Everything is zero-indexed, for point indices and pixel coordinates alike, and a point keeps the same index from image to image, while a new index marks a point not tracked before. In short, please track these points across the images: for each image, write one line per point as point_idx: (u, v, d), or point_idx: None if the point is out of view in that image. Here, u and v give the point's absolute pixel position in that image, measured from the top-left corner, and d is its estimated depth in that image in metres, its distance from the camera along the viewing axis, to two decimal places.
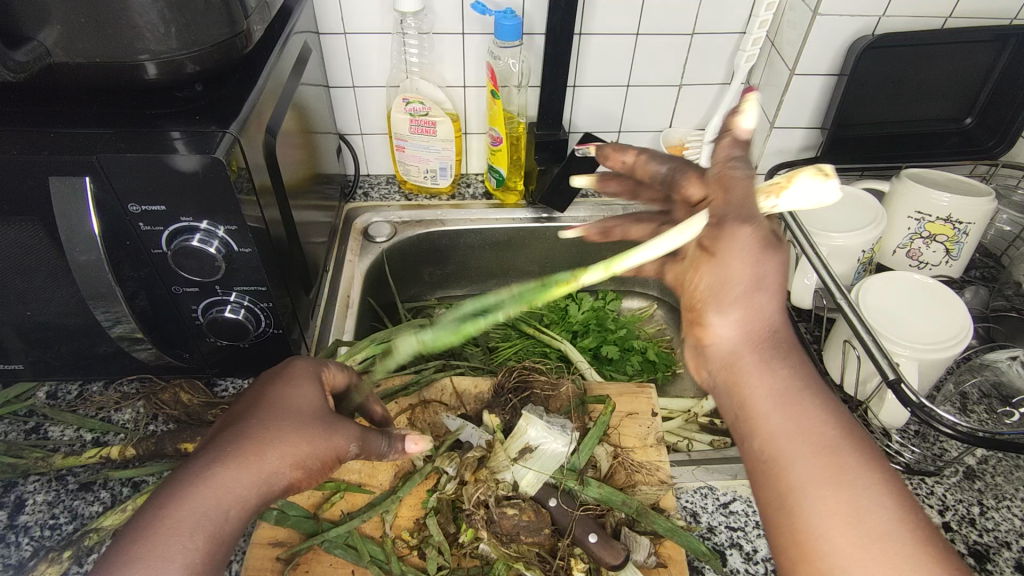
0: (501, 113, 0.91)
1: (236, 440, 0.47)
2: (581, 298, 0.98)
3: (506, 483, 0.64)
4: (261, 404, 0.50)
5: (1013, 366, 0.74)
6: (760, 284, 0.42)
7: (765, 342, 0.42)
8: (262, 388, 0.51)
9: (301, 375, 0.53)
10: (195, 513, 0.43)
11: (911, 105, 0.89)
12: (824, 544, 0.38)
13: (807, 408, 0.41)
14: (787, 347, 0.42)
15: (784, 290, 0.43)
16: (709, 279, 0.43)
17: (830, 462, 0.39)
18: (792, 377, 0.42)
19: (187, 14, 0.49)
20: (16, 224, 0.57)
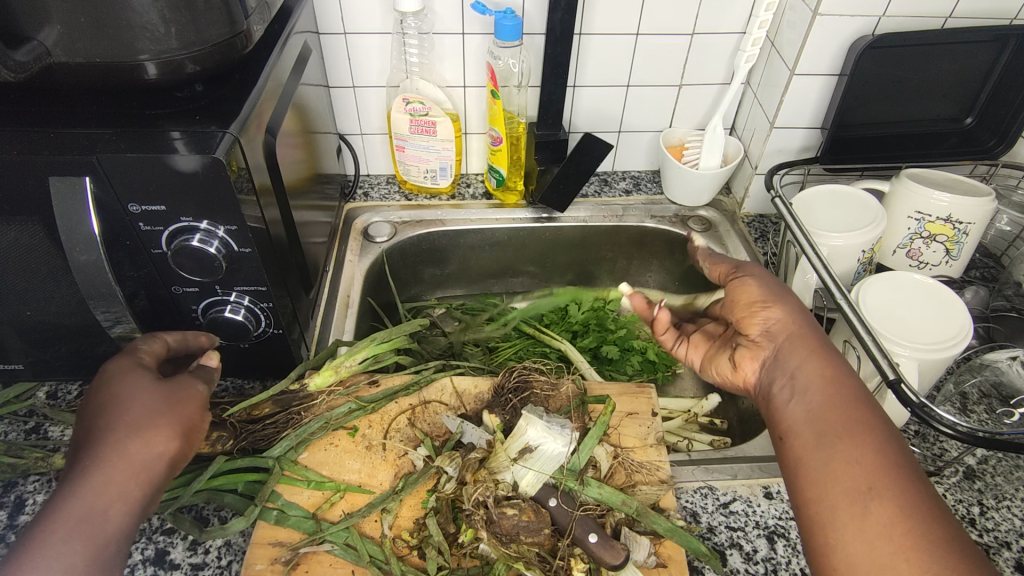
0: (501, 113, 0.91)
1: (98, 445, 0.50)
2: (580, 298, 0.97)
3: (506, 483, 0.64)
4: (107, 403, 0.53)
5: (1013, 366, 0.74)
6: (783, 298, 0.64)
7: (803, 336, 0.61)
8: (98, 394, 0.53)
9: (133, 365, 0.56)
10: (75, 518, 0.47)
11: (911, 105, 0.89)
12: (846, 470, 0.51)
13: (845, 383, 0.57)
14: (824, 345, 0.61)
15: (801, 310, 0.63)
16: (763, 292, 0.65)
17: (860, 418, 0.54)
18: (836, 366, 0.58)
19: (187, 14, 0.49)
20: (15, 224, 0.57)
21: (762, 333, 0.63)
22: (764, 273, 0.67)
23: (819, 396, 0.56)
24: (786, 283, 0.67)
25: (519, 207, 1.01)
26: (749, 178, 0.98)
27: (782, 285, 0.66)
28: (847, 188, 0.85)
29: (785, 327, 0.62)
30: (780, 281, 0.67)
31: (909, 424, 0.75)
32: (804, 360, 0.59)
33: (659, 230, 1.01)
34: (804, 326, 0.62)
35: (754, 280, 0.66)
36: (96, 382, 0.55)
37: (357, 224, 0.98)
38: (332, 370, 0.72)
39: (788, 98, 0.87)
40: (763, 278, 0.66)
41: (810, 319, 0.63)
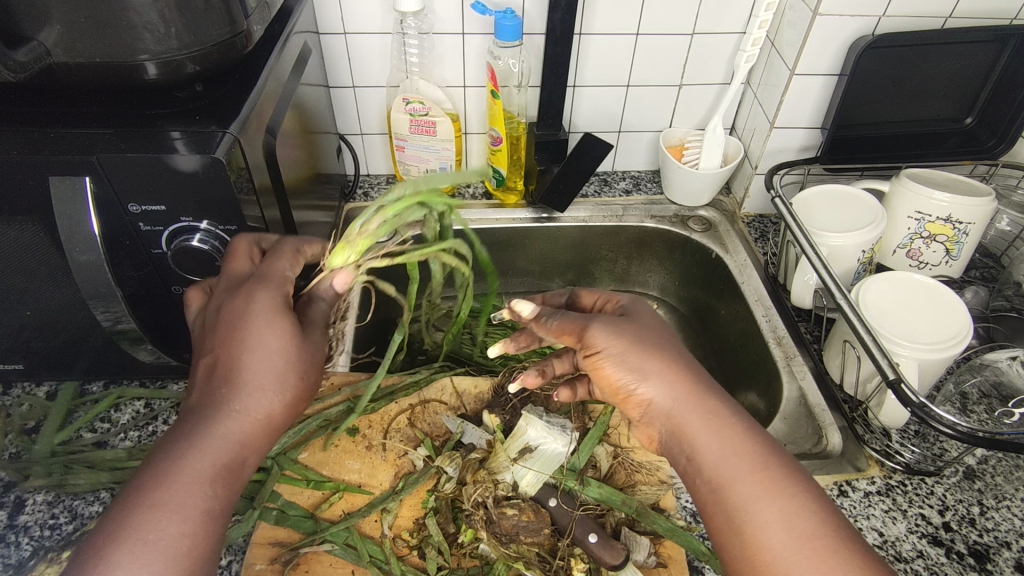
0: (500, 113, 0.91)
1: (237, 394, 0.48)
2: None
3: (506, 484, 0.65)
4: (245, 348, 0.49)
5: (1013, 366, 0.75)
6: (644, 364, 0.54)
7: (688, 394, 0.53)
8: (235, 329, 0.50)
9: (278, 301, 0.52)
10: (209, 472, 0.46)
11: (911, 104, 0.89)
12: (770, 554, 0.46)
13: (743, 440, 0.51)
14: (714, 395, 0.53)
15: (669, 363, 0.54)
16: (624, 367, 0.54)
17: (768, 486, 0.48)
18: (731, 421, 0.52)
19: (186, 14, 0.49)
20: (16, 224, 0.57)
21: (642, 414, 0.55)
22: (619, 332, 0.56)
23: (727, 467, 0.49)
24: (646, 333, 0.56)
25: (519, 207, 1.01)
26: (750, 177, 0.98)
27: (644, 336, 0.56)
28: (847, 188, 0.85)
29: (663, 398, 0.53)
30: (640, 333, 0.56)
31: (908, 424, 0.76)
32: (699, 434, 0.51)
33: (660, 230, 1.01)
34: (683, 388, 0.53)
35: (608, 355, 0.55)
36: (232, 311, 0.51)
37: None
38: (344, 245, 0.60)
39: (788, 97, 0.87)
40: (621, 346, 0.55)
41: (682, 374, 0.54)
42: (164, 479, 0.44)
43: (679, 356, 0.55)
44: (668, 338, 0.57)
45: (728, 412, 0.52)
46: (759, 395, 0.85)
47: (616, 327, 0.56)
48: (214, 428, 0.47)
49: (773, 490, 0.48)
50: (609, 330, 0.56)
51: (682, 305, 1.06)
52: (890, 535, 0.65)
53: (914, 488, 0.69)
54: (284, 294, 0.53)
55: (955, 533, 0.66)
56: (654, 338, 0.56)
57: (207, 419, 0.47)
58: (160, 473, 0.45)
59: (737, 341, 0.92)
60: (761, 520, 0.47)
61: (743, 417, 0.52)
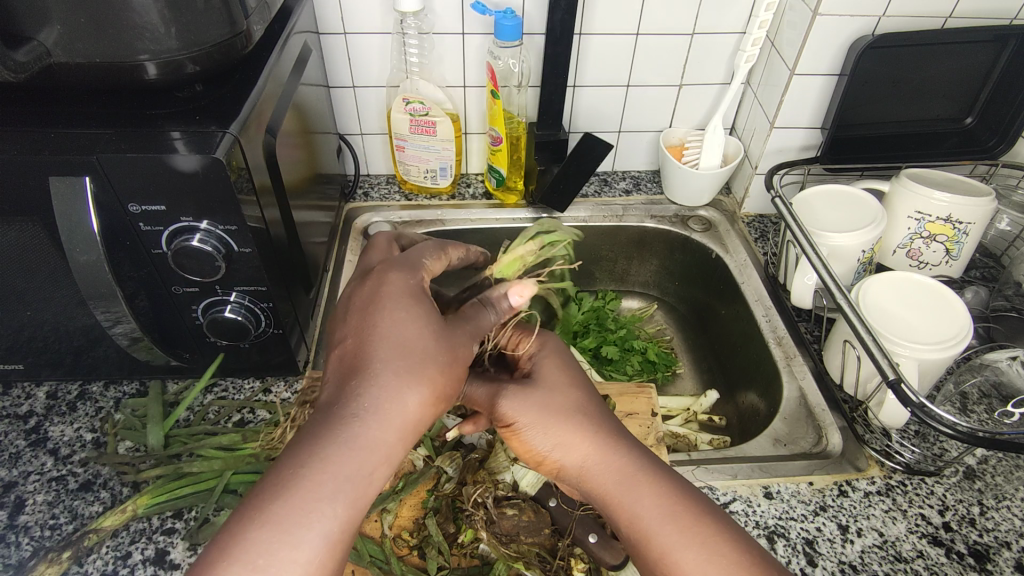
0: (501, 113, 0.91)
1: (370, 380, 0.46)
2: (581, 298, 0.95)
3: (506, 484, 0.65)
4: (377, 334, 0.48)
5: (1013, 366, 0.75)
6: (553, 428, 0.54)
7: (601, 441, 0.53)
8: (368, 315, 0.49)
9: (409, 287, 0.52)
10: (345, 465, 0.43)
11: (911, 104, 0.89)
12: None
13: (657, 482, 0.51)
14: (627, 443, 0.54)
15: (580, 415, 0.54)
16: (538, 438, 0.54)
17: (684, 529, 0.49)
18: (644, 462, 0.52)
19: (186, 14, 0.49)
20: (16, 224, 0.57)
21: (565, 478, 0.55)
22: (528, 404, 0.55)
23: (647, 519, 0.50)
24: (552, 392, 0.56)
25: (519, 207, 1.01)
26: (750, 177, 0.98)
27: (552, 394, 0.56)
28: (848, 188, 0.86)
29: (580, 459, 0.53)
30: (547, 393, 0.56)
31: (908, 424, 0.75)
32: (617, 490, 0.52)
33: (659, 230, 1.01)
34: (595, 445, 0.53)
35: (525, 428, 0.55)
36: (366, 296, 0.51)
37: (357, 223, 0.98)
38: (513, 261, 0.76)
39: (788, 98, 0.87)
40: (529, 418, 0.55)
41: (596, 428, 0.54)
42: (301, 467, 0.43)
43: (590, 409, 0.56)
44: (579, 387, 0.58)
45: (641, 457, 0.53)
46: (759, 395, 0.85)
47: (527, 397, 0.55)
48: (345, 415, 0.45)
49: (691, 532, 0.49)
50: (521, 405, 0.55)
51: (682, 305, 1.06)
52: (890, 535, 0.65)
53: (914, 488, 0.69)
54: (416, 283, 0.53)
55: (955, 533, 0.66)
56: (563, 399, 0.56)
57: (335, 416, 0.45)
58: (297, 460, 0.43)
59: (737, 341, 0.92)
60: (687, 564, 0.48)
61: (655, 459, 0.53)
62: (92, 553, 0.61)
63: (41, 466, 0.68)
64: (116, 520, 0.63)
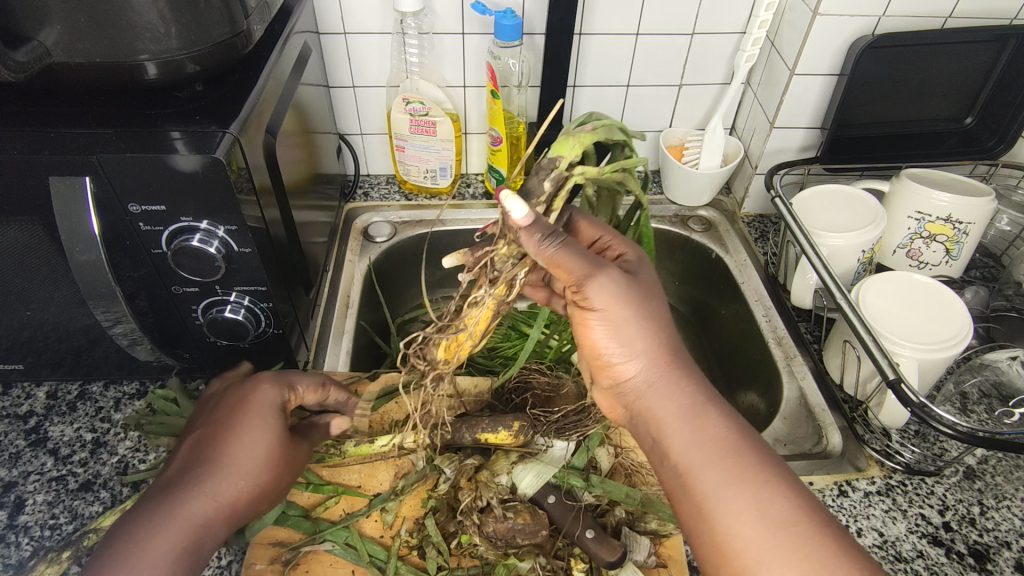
0: (501, 113, 0.91)
1: (215, 472, 0.50)
2: None
3: (503, 486, 0.64)
4: (233, 433, 0.53)
5: (1013, 366, 0.75)
6: (629, 326, 0.53)
7: (668, 361, 0.53)
8: (232, 416, 0.54)
9: (276, 401, 0.56)
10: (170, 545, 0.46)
11: (910, 104, 0.89)
12: (738, 540, 0.46)
13: (710, 418, 0.51)
14: (689, 372, 0.54)
15: (653, 323, 0.54)
16: (608, 336, 0.54)
17: (739, 468, 0.48)
18: (696, 394, 0.52)
19: (187, 14, 0.49)
20: (15, 224, 0.57)
21: (620, 386, 0.55)
22: (619, 289, 0.53)
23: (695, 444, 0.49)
24: (643, 301, 0.54)
25: None
26: (750, 177, 0.98)
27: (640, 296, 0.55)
28: (848, 188, 0.85)
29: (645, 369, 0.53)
30: (633, 299, 0.54)
31: (908, 424, 0.75)
32: (670, 411, 0.52)
33: (660, 230, 1.01)
34: (664, 356, 0.53)
35: (602, 316, 0.54)
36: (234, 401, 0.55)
37: (357, 224, 0.98)
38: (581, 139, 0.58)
39: (788, 97, 0.87)
40: (608, 308, 0.53)
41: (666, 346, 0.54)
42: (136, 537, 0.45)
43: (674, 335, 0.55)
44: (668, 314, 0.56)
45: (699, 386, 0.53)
46: (759, 395, 0.85)
47: (619, 283, 0.53)
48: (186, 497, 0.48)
49: (743, 473, 0.48)
50: (607, 294, 0.53)
51: (682, 304, 1.06)
52: (890, 535, 0.65)
53: (914, 488, 0.69)
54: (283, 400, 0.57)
55: (955, 533, 0.66)
56: (653, 310, 0.54)
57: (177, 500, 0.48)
58: (132, 530, 0.46)
59: (737, 340, 0.92)
60: (728, 498, 0.47)
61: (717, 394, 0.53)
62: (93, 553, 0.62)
63: (41, 466, 0.68)
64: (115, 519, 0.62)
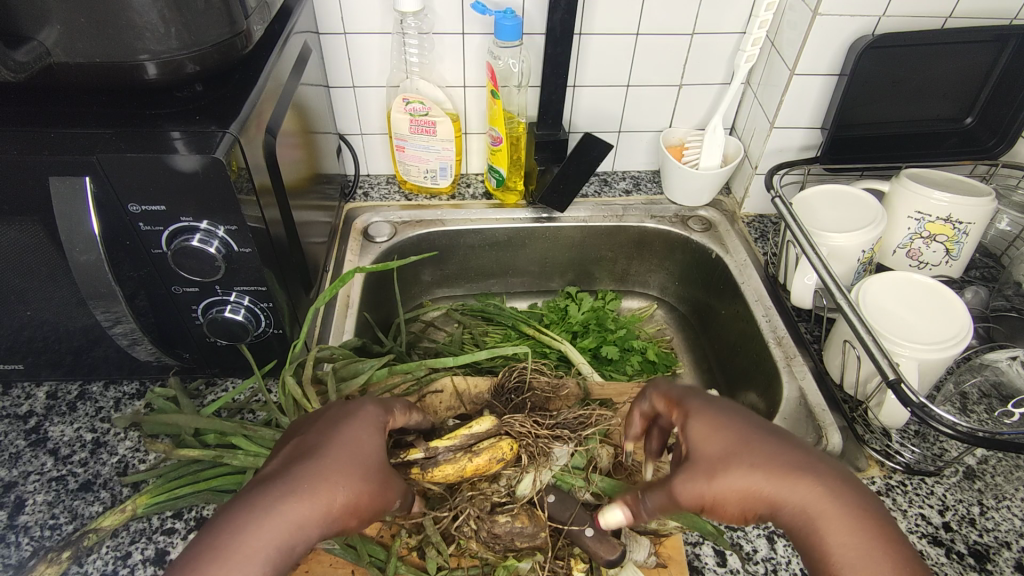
0: (501, 113, 0.91)
1: (341, 471, 0.45)
2: (580, 298, 0.98)
3: (501, 490, 0.64)
4: (344, 438, 0.48)
5: (1013, 366, 0.75)
6: (733, 464, 0.46)
7: (775, 472, 0.46)
8: (333, 425, 0.50)
9: (377, 422, 0.52)
10: (266, 552, 0.40)
11: (910, 105, 0.89)
12: None
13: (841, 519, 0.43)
14: (798, 467, 0.46)
15: (749, 450, 0.47)
16: (719, 480, 0.46)
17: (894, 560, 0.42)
18: (816, 493, 0.44)
19: (186, 14, 0.49)
20: (15, 224, 0.57)
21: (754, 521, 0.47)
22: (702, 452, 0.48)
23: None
24: (720, 459, 0.47)
25: (519, 207, 1.01)
26: (750, 178, 0.98)
27: (719, 436, 0.48)
28: (848, 188, 0.86)
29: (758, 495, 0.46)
30: (714, 467, 0.47)
31: (908, 424, 0.75)
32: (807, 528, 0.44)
33: (659, 230, 1.01)
34: (773, 472, 0.46)
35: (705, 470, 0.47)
36: (335, 412, 0.51)
37: (357, 224, 0.98)
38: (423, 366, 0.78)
39: (788, 97, 0.87)
40: (707, 501, 0.47)
41: (766, 459, 0.46)
42: (214, 552, 0.39)
43: (765, 450, 0.47)
44: (747, 425, 0.49)
45: (825, 485, 0.45)
46: (759, 395, 0.85)
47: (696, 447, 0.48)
48: (290, 496, 0.42)
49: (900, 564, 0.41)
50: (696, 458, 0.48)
51: (682, 305, 1.06)
52: None
53: (914, 488, 0.69)
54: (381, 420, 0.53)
55: (955, 533, 0.66)
56: (742, 435, 0.48)
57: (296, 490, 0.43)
58: (211, 548, 0.39)
59: (737, 341, 0.92)
60: None
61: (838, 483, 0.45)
62: (92, 553, 0.61)
63: (41, 466, 0.68)
64: (115, 520, 0.61)
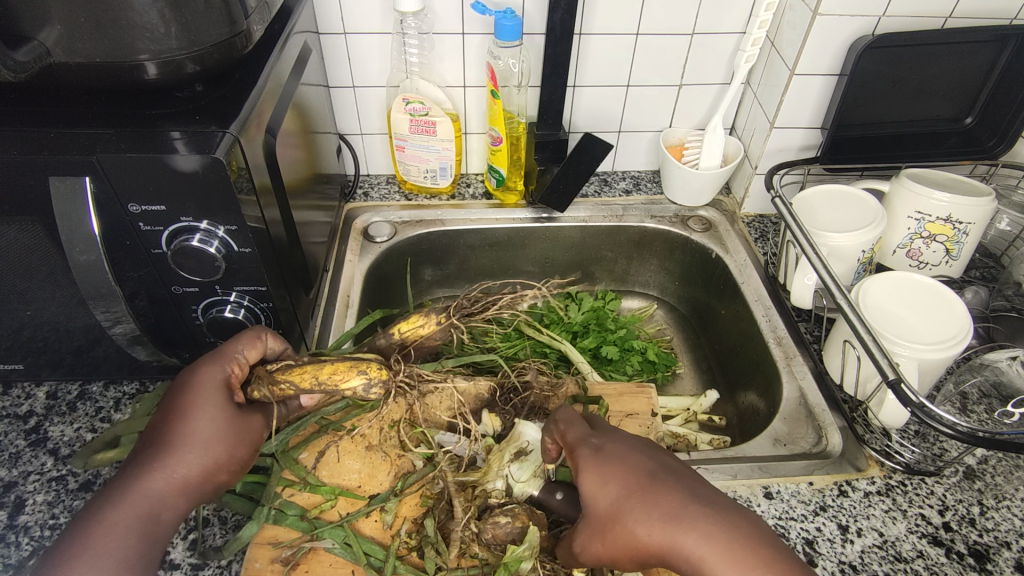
0: (501, 113, 0.91)
1: (190, 441, 0.52)
2: (580, 298, 0.96)
3: (497, 491, 0.65)
4: (190, 404, 0.54)
5: (1013, 366, 0.75)
6: (620, 512, 0.50)
7: (653, 508, 0.48)
8: (177, 395, 0.55)
9: (220, 381, 0.57)
10: (131, 526, 0.48)
11: (910, 105, 0.89)
12: None
13: (720, 547, 0.45)
14: (679, 506, 0.48)
15: (633, 490, 0.50)
16: (612, 531, 0.50)
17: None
18: (697, 526, 0.46)
19: (186, 14, 0.49)
20: (15, 223, 0.57)
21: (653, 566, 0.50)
22: (595, 503, 0.52)
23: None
24: (611, 510, 0.50)
25: (519, 207, 1.01)
26: (750, 178, 0.98)
27: (610, 479, 0.52)
28: (848, 188, 0.86)
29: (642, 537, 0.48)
30: (604, 524, 0.51)
31: (909, 424, 0.75)
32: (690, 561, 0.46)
33: (659, 230, 1.01)
34: (655, 508, 0.48)
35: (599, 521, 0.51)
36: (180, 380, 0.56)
37: (357, 224, 0.98)
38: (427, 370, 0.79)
39: (788, 98, 0.87)
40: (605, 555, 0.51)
41: (647, 495, 0.49)
42: (82, 535, 0.46)
43: (645, 490, 0.50)
44: (633, 469, 0.52)
45: (709, 518, 0.47)
46: (759, 395, 0.85)
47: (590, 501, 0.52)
48: (143, 477, 0.50)
49: None
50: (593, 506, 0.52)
51: (681, 304, 1.06)
52: (890, 535, 0.65)
53: (914, 488, 0.69)
54: (226, 378, 0.58)
55: (955, 533, 0.66)
56: (630, 479, 0.51)
57: (141, 470, 0.50)
58: (83, 530, 0.47)
59: (737, 340, 0.92)
60: None
61: (717, 513, 0.47)
62: None
63: (41, 466, 0.68)
64: None
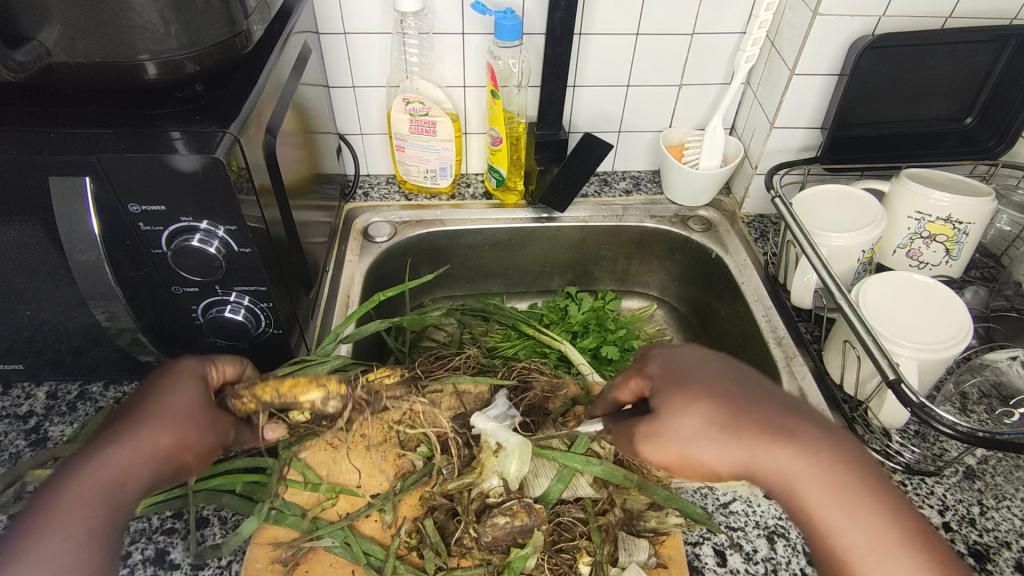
0: (501, 113, 0.91)
1: (157, 414, 0.49)
2: (580, 298, 0.98)
3: (495, 489, 0.63)
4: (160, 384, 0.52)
5: (1013, 366, 0.75)
6: (704, 417, 0.49)
7: (738, 422, 0.49)
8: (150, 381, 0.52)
9: (197, 372, 0.55)
10: (95, 493, 0.44)
11: (909, 105, 0.89)
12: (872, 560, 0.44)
13: (812, 457, 0.47)
14: (772, 420, 0.49)
15: (722, 400, 0.50)
16: (693, 434, 0.49)
17: (848, 492, 0.46)
18: (790, 438, 0.48)
19: (186, 14, 0.49)
20: (15, 224, 0.57)
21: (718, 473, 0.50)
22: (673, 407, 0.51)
23: (842, 535, 0.45)
24: (696, 436, 0.49)
25: (519, 207, 1.01)
26: (749, 178, 0.98)
27: (695, 386, 0.51)
28: (848, 188, 0.86)
29: (727, 441, 0.48)
30: (680, 426, 0.50)
31: (908, 424, 0.75)
32: (777, 466, 0.47)
33: (659, 230, 1.01)
34: (747, 418, 0.49)
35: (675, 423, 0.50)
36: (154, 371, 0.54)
37: (357, 224, 0.98)
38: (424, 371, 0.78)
39: (788, 98, 0.87)
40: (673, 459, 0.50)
41: (735, 406, 0.50)
42: (48, 504, 0.43)
43: (734, 400, 0.50)
44: (716, 380, 0.52)
45: (802, 433, 0.49)
46: None
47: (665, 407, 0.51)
48: (108, 445, 0.46)
49: (850, 494, 0.46)
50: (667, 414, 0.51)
51: (681, 304, 1.06)
52: None
53: (913, 488, 0.69)
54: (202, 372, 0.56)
55: (955, 533, 0.66)
56: (718, 388, 0.51)
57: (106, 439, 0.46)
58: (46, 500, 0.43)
59: (737, 340, 0.92)
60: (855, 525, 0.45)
61: (808, 428, 0.49)
62: None
63: None
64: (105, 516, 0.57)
